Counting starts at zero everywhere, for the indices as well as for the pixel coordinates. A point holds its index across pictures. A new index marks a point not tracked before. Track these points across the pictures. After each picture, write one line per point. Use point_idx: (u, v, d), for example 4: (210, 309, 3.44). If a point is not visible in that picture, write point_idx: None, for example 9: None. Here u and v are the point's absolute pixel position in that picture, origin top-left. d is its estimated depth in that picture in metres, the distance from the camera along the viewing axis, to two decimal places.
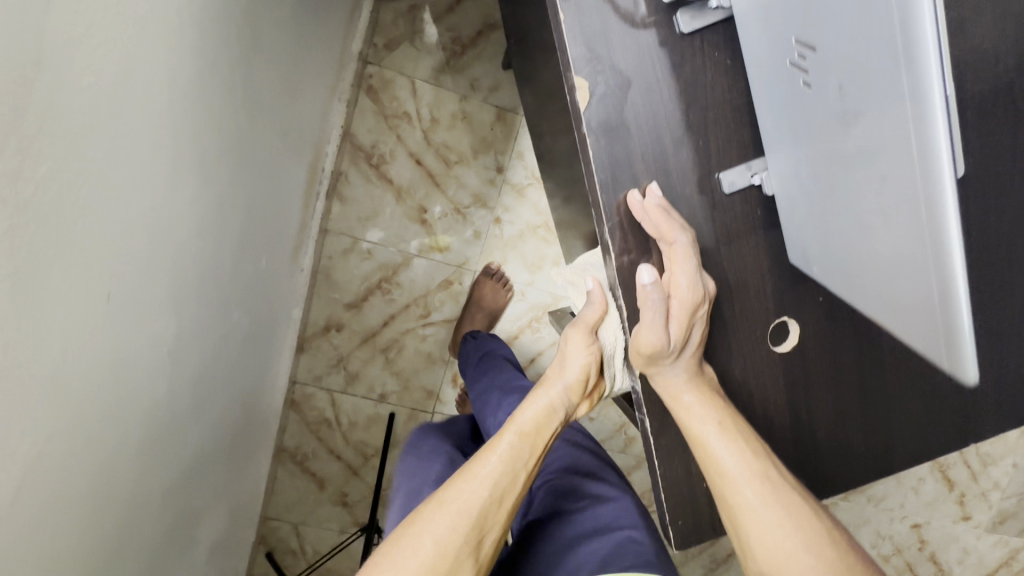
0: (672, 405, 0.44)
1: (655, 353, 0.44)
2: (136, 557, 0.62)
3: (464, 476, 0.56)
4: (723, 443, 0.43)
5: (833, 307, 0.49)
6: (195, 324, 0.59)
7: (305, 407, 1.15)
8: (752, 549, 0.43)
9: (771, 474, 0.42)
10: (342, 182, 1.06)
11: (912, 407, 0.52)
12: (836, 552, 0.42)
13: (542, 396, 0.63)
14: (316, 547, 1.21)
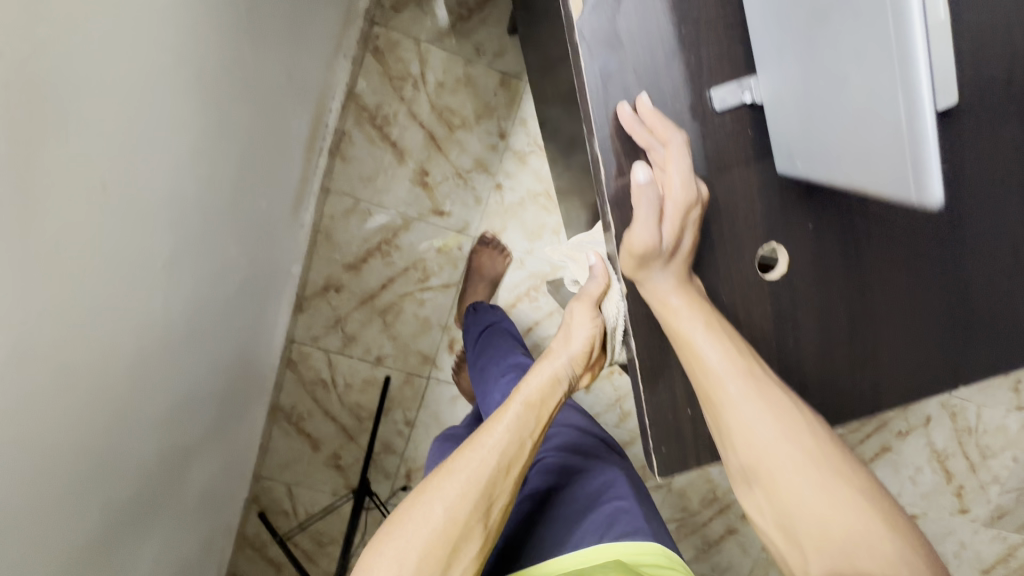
0: (661, 312, 0.45)
1: (648, 253, 0.44)
2: (122, 478, 0.62)
3: (472, 445, 0.54)
4: (709, 342, 0.44)
5: (823, 236, 0.49)
6: (180, 248, 0.61)
7: (302, 367, 1.16)
8: (734, 443, 0.44)
9: (753, 371, 0.44)
10: (346, 142, 1.07)
11: (901, 345, 0.52)
12: (816, 444, 0.42)
13: (545, 367, 0.61)
14: (308, 508, 1.22)
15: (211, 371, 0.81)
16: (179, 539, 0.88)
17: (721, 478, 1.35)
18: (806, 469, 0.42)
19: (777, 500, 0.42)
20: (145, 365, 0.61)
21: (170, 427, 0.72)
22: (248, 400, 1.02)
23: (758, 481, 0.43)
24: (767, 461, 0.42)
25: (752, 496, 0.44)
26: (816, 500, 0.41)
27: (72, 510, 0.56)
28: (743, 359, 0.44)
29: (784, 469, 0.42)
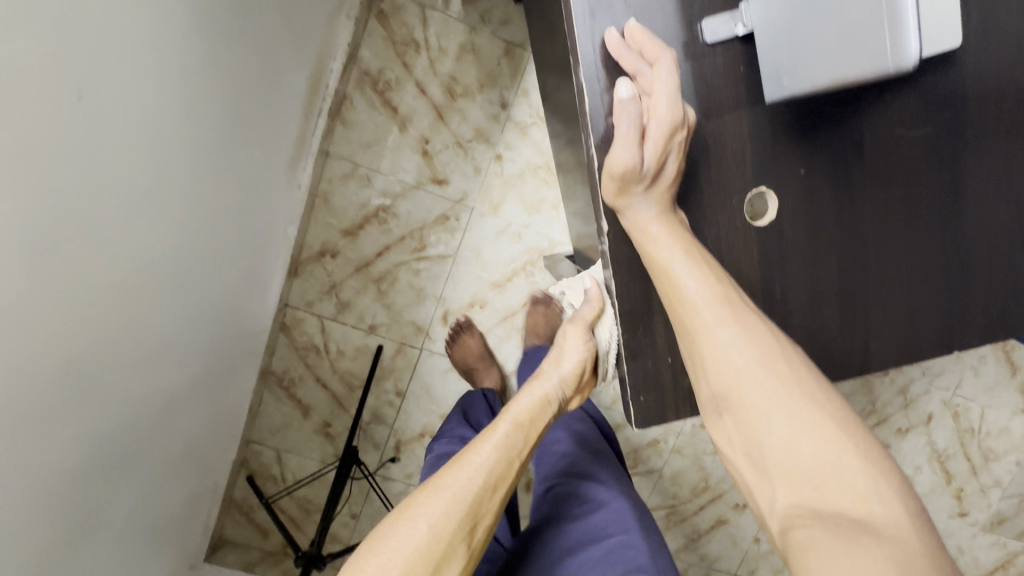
0: (640, 239, 0.45)
1: (627, 174, 0.43)
2: (94, 409, 0.62)
3: (458, 466, 0.54)
4: (688, 270, 0.43)
5: (814, 182, 0.47)
6: (159, 184, 0.62)
7: (295, 332, 1.15)
8: (707, 369, 0.42)
9: (731, 298, 0.42)
10: (346, 106, 1.07)
11: (892, 304, 0.50)
12: (793, 373, 0.40)
13: (535, 390, 0.62)
14: (296, 475, 1.22)
15: (195, 318, 0.81)
16: (163, 487, 0.89)
17: (713, 467, 1.32)
18: (779, 397, 0.39)
19: (745, 427, 0.40)
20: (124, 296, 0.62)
21: (151, 366, 0.72)
22: (239, 358, 1.02)
23: (728, 408, 0.41)
24: (739, 387, 0.40)
25: (723, 426, 0.42)
26: (786, 428, 0.38)
27: (51, 431, 0.56)
28: (722, 286, 0.43)
29: (754, 396, 0.40)
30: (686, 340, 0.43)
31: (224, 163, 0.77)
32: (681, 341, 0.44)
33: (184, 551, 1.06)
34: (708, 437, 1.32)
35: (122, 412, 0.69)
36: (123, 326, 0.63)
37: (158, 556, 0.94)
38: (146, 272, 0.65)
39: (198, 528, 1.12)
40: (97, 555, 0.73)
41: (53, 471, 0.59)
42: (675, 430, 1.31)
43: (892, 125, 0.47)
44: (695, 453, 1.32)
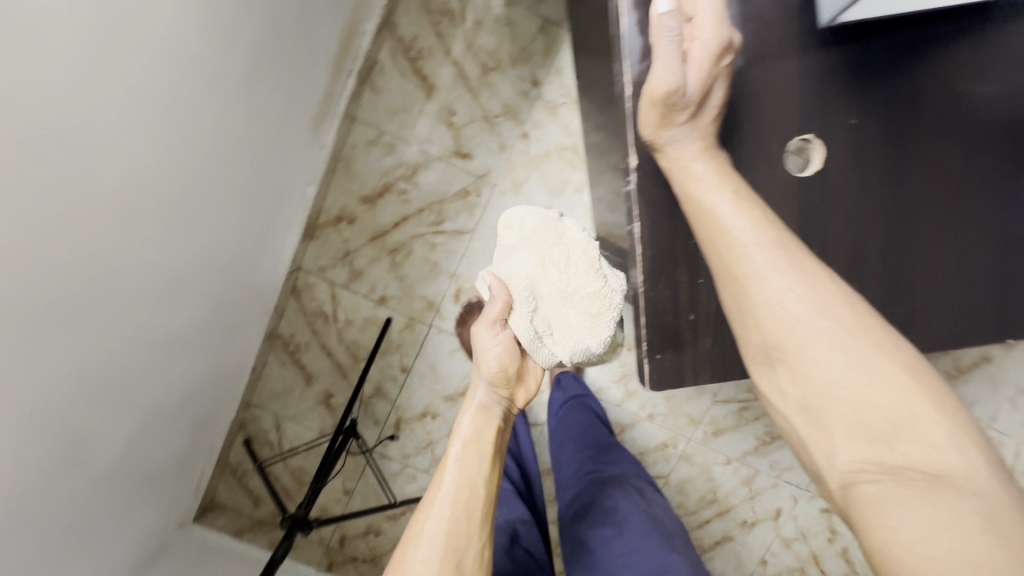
0: (685, 182, 0.42)
1: (671, 95, 0.40)
2: (83, 329, 0.61)
3: (423, 512, 0.54)
4: (736, 213, 0.41)
5: (865, 133, 0.43)
6: (168, 108, 0.62)
7: (305, 297, 1.14)
8: (760, 318, 0.40)
9: (783, 241, 0.40)
10: (376, 71, 1.06)
11: (944, 277, 0.46)
12: (858, 319, 0.38)
13: (474, 410, 0.60)
14: (293, 443, 1.20)
15: (203, 261, 0.80)
16: (157, 434, 0.87)
17: (723, 478, 1.26)
18: (839, 346, 0.37)
19: (801, 378, 0.39)
20: (121, 217, 0.61)
21: (152, 298, 0.72)
22: (246, 313, 1.01)
23: (782, 358, 0.40)
24: (795, 336, 0.39)
25: (776, 378, 0.41)
26: (844, 374, 0.37)
27: (39, 344, 0.55)
28: (773, 229, 0.41)
29: (812, 344, 0.38)
30: (735, 287, 0.41)
31: (243, 104, 0.76)
32: (728, 289, 0.42)
33: (173, 504, 1.04)
34: (719, 447, 1.26)
35: (114, 342, 0.67)
36: (120, 249, 0.62)
37: (146, 505, 0.93)
38: (150, 198, 0.64)
39: (191, 487, 1.10)
40: (81, 488, 0.71)
41: (41, 386, 0.57)
42: (685, 436, 1.25)
43: (955, 80, 0.44)
44: (704, 462, 1.26)
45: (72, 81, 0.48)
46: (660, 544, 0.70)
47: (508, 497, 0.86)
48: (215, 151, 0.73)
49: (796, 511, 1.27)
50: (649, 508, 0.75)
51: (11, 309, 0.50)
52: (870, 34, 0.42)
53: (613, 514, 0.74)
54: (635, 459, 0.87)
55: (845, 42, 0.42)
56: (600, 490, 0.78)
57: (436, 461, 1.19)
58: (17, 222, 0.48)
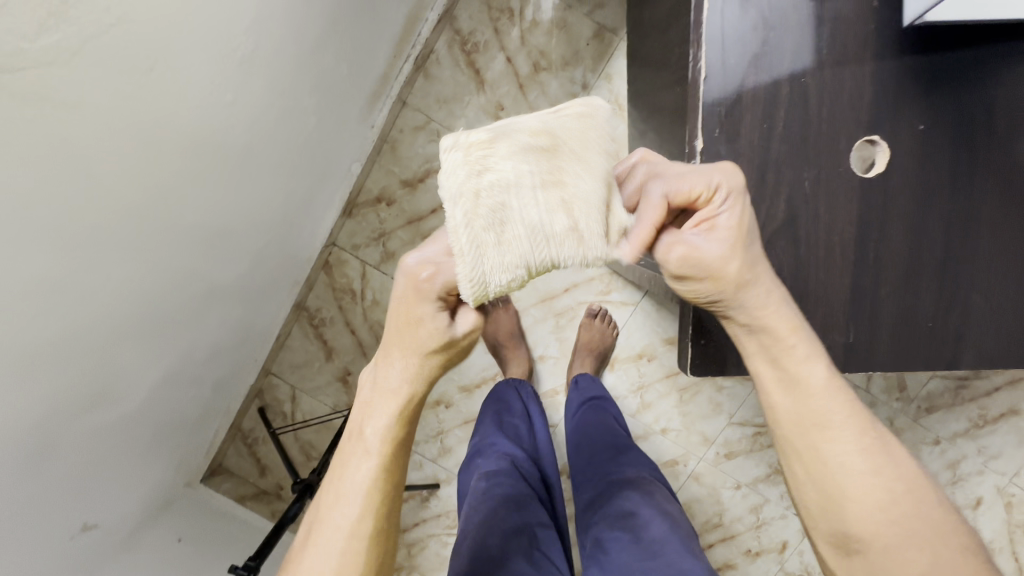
0: (778, 355, 0.44)
1: (696, 259, 0.41)
2: (134, 263, 0.64)
3: (327, 524, 0.46)
4: (830, 400, 0.43)
5: (932, 141, 0.44)
6: (243, 61, 0.64)
7: (336, 272, 1.16)
8: (845, 510, 0.43)
9: (868, 430, 0.43)
10: (432, 60, 1.09)
11: (996, 295, 0.45)
12: (935, 512, 0.42)
13: (390, 403, 0.46)
14: (305, 416, 1.20)
15: (249, 221, 0.83)
16: (182, 387, 0.89)
17: (731, 503, 1.24)
18: (917, 540, 0.42)
19: (878, 569, 0.42)
20: (182, 162, 0.63)
21: (196, 247, 0.74)
22: (279, 280, 1.03)
23: (861, 549, 0.43)
24: (883, 533, 0.42)
25: (849, 564, 0.44)
26: (920, 562, 0.41)
27: (88, 270, 0.57)
28: (858, 413, 0.44)
29: (895, 540, 0.42)
30: (825, 474, 0.43)
31: (309, 71, 0.79)
32: (814, 471, 0.44)
33: (186, 459, 1.05)
34: (731, 470, 1.23)
35: (160, 282, 0.70)
36: (176, 194, 0.65)
37: (162, 456, 0.94)
38: (208, 149, 0.66)
39: (203, 447, 1.12)
40: (107, 423, 0.73)
41: (84, 311, 0.59)
42: (697, 454, 1.23)
43: None
44: (713, 484, 1.24)
45: (161, 18, 0.51)
46: (680, 548, 0.67)
47: (529, 499, 0.82)
48: (275, 112, 0.76)
49: (802, 546, 1.24)
50: (668, 513, 0.73)
51: (67, 226, 0.52)
52: (947, 43, 0.43)
53: (630, 520, 0.73)
54: (652, 464, 0.86)
55: (924, 48, 0.43)
56: (617, 497, 0.78)
57: (444, 451, 1.20)
58: (90, 146, 0.51)
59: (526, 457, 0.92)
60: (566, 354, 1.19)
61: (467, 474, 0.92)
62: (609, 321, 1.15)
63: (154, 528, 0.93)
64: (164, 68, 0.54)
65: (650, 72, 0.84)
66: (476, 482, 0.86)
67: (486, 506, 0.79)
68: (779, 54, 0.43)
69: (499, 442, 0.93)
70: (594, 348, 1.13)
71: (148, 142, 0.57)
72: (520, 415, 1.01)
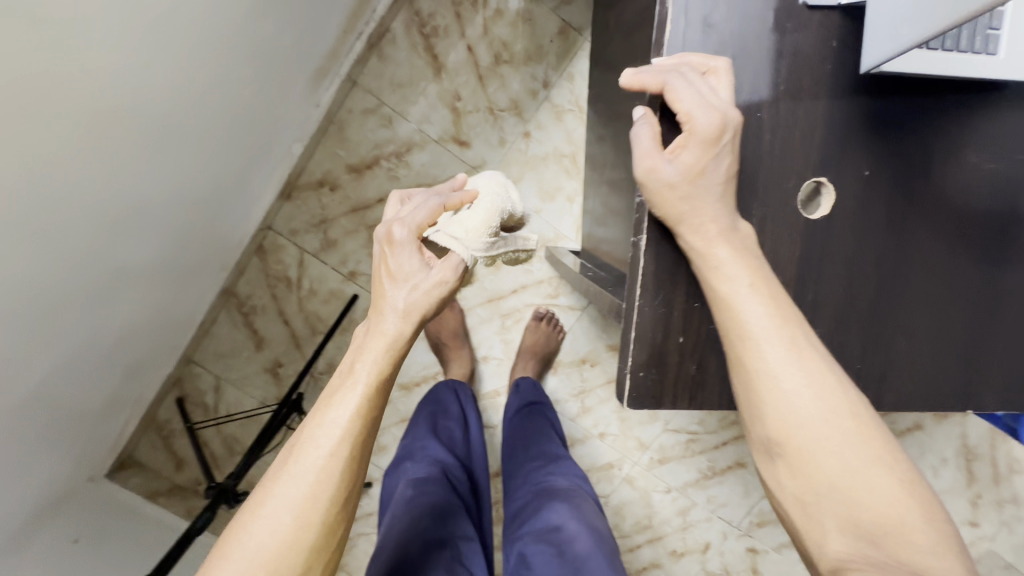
0: (705, 271, 0.41)
1: (651, 180, 0.40)
2: (22, 244, 0.56)
3: (307, 442, 0.44)
4: (754, 300, 0.39)
5: (875, 185, 0.44)
6: (158, 23, 0.58)
7: (271, 257, 1.08)
8: (762, 415, 0.39)
9: (792, 327, 0.39)
10: (387, 40, 1.02)
11: (921, 339, 0.46)
12: (861, 427, 0.38)
13: (384, 340, 0.46)
14: (229, 409, 1.13)
15: (167, 199, 0.75)
16: (85, 378, 0.81)
17: (660, 506, 1.27)
18: (827, 446, 0.37)
19: (799, 477, 0.38)
20: (83, 133, 0.56)
21: (99, 227, 0.66)
22: (204, 262, 0.96)
23: (781, 455, 0.39)
24: (797, 439, 0.38)
25: (774, 473, 0.40)
26: (835, 466, 0.37)
27: None
28: (787, 316, 0.39)
29: (814, 444, 0.38)
30: (744, 379, 0.40)
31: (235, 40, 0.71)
32: (734, 375, 0.41)
33: (89, 453, 0.97)
34: (663, 474, 1.27)
35: (56, 264, 0.63)
36: (77, 170, 0.58)
37: (61, 449, 0.86)
38: (115, 121, 0.60)
39: (110, 438, 1.03)
40: None
41: None
42: (632, 459, 1.26)
43: (963, 149, 0.45)
44: (645, 487, 1.26)
45: None
46: (603, 564, 0.68)
47: (455, 507, 0.80)
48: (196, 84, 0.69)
49: (724, 547, 1.29)
50: (594, 527, 0.73)
51: None
52: (896, 91, 0.43)
53: (556, 534, 0.72)
54: (583, 474, 0.86)
55: (874, 92, 0.43)
56: (545, 509, 0.77)
57: (379, 449, 1.16)
58: None
59: (457, 463, 0.90)
60: (510, 355, 1.17)
61: (394, 478, 0.89)
62: (555, 325, 1.14)
63: (48, 527, 0.85)
64: (59, 26, 0.48)
65: (611, 80, 0.82)
66: (403, 488, 0.82)
67: (410, 515, 0.75)
68: (738, 84, 0.41)
69: (429, 447, 0.90)
70: (538, 352, 1.12)
71: (39, 111, 0.50)
72: (455, 418, 0.98)
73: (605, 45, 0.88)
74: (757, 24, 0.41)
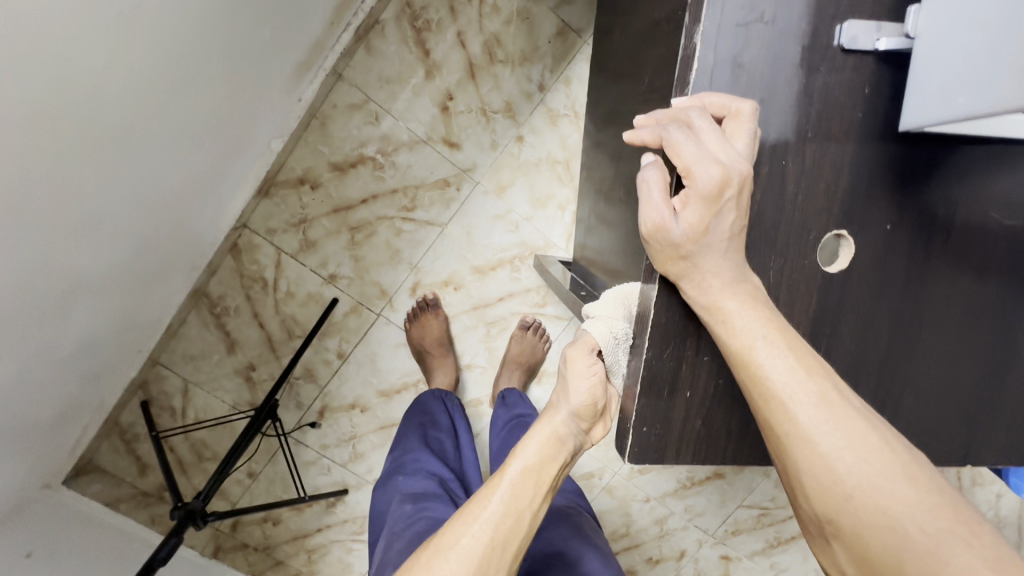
0: (721, 333, 0.38)
1: (658, 238, 0.38)
2: None
3: (460, 522, 0.46)
4: (776, 359, 0.37)
5: (898, 238, 0.42)
6: (121, 17, 0.53)
7: (245, 257, 1.03)
8: (806, 488, 0.36)
9: (823, 384, 0.36)
10: (376, 31, 0.97)
11: (934, 396, 0.45)
12: (917, 494, 0.34)
13: (542, 441, 0.51)
14: (198, 414, 1.07)
15: (128, 201, 0.70)
16: (38, 390, 0.76)
17: (639, 515, 1.27)
18: (885, 523, 0.34)
19: (862, 561, 0.35)
20: (32, 140, 0.51)
21: (55, 233, 0.61)
22: (172, 263, 0.90)
23: (836, 534, 0.36)
24: (850, 516, 0.35)
25: (831, 552, 0.37)
26: (897, 543, 0.34)
27: None
28: (814, 372, 0.37)
29: (870, 520, 0.34)
30: (780, 449, 0.37)
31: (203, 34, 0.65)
32: (769, 442, 0.38)
33: (44, 462, 0.91)
34: (642, 484, 1.27)
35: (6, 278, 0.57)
36: (33, 174, 0.53)
37: (13, 460, 0.80)
38: (74, 119, 0.54)
39: (69, 443, 0.97)
40: None
41: None
42: (612, 468, 1.25)
43: (987, 204, 0.43)
44: (624, 497, 1.26)
45: None
46: None
47: None
48: (161, 83, 0.63)
49: (699, 555, 1.31)
50: (598, 545, 0.73)
51: None
52: (922, 142, 0.41)
53: (563, 556, 0.70)
54: (575, 492, 0.85)
55: (903, 142, 0.40)
56: (546, 530, 0.74)
57: (355, 457, 1.12)
58: None
59: (453, 476, 0.86)
60: (494, 364, 1.12)
61: (386, 493, 0.85)
62: (543, 333, 1.08)
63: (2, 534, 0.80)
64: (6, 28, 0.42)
65: (615, 92, 0.78)
66: (401, 503, 0.77)
67: (412, 531, 0.70)
68: (764, 128, 0.38)
69: (422, 461, 0.86)
70: (524, 363, 1.07)
71: None
72: (445, 431, 0.96)
73: (605, 53, 0.84)
74: (788, 66, 0.38)
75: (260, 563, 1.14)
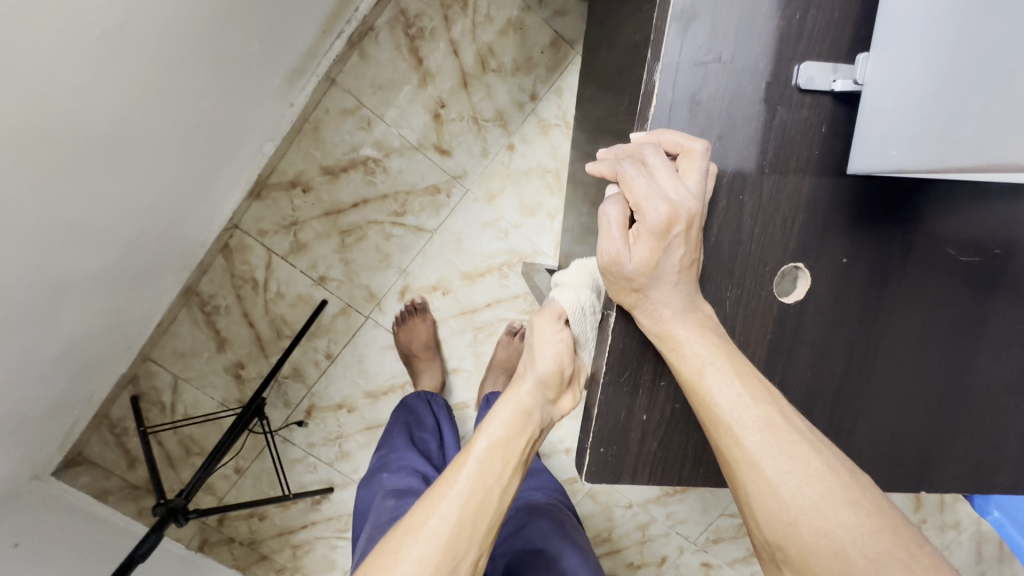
0: (674, 360, 0.39)
1: (612, 270, 0.39)
2: None
3: (428, 504, 0.47)
4: (725, 384, 0.38)
5: (854, 271, 0.43)
6: (107, 36, 0.54)
7: (236, 257, 1.04)
8: (755, 513, 0.37)
9: (770, 409, 0.37)
10: (370, 38, 0.98)
11: (887, 424, 0.46)
12: (858, 520, 0.34)
13: (509, 415, 0.50)
14: (186, 410, 1.09)
15: (116, 206, 0.71)
16: (25, 389, 0.77)
17: (621, 520, 1.29)
18: (828, 548, 0.34)
19: None
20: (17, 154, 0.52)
21: (42, 240, 0.62)
22: (162, 263, 0.91)
23: (784, 560, 0.36)
24: (796, 541, 0.35)
25: None
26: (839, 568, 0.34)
27: None
28: (762, 397, 0.37)
29: (814, 545, 0.34)
30: (729, 472, 0.38)
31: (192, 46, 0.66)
32: (720, 465, 0.39)
33: (33, 455, 0.93)
34: (625, 490, 1.28)
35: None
36: (20, 183, 0.54)
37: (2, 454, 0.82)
38: (61, 131, 0.56)
39: (59, 436, 0.99)
40: None
41: None
42: None
43: (943, 240, 0.44)
44: (607, 502, 1.28)
45: None
46: None
47: None
48: (148, 94, 0.64)
49: (679, 561, 1.32)
50: (578, 542, 0.74)
51: None
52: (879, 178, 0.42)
53: (542, 552, 0.71)
54: (558, 489, 0.86)
55: (859, 178, 0.41)
56: (527, 526, 0.75)
57: (341, 456, 1.14)
58: None
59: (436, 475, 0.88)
60: (480, 368, 1.14)
61: (369, 490, 0.86)
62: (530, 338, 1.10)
63: None
64: None
65: (601, 109, 0.79)
66: (383, 499, 0.78)
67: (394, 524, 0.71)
68: (722, 165, 0.39)
69: (407, 459, 0.87)
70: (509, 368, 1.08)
71: None
72: (431, 431, 0.97)
73: (594, 68, 0.85)
74: (746, 105, 0.39)
75: (245, 557, 1.16)
